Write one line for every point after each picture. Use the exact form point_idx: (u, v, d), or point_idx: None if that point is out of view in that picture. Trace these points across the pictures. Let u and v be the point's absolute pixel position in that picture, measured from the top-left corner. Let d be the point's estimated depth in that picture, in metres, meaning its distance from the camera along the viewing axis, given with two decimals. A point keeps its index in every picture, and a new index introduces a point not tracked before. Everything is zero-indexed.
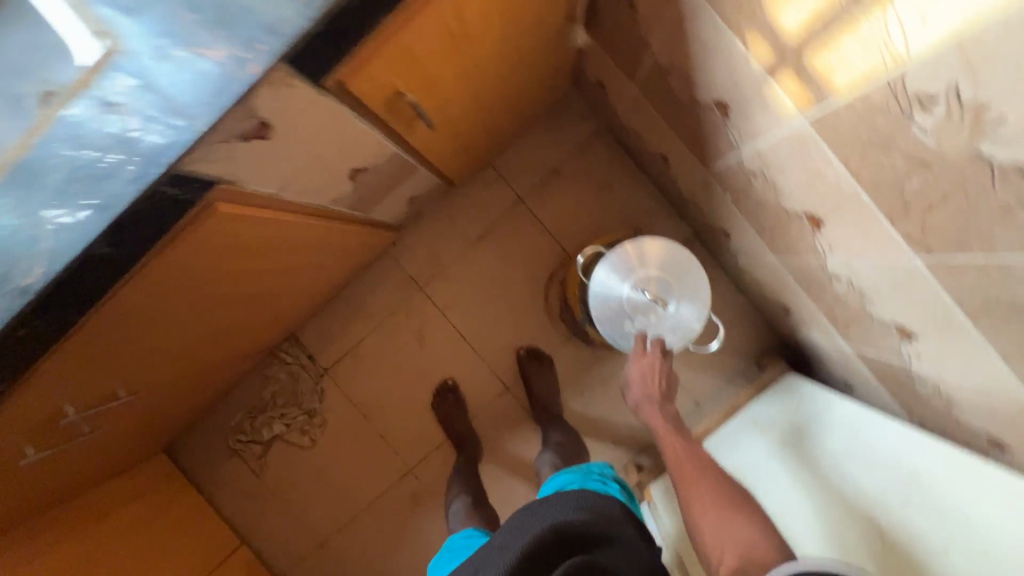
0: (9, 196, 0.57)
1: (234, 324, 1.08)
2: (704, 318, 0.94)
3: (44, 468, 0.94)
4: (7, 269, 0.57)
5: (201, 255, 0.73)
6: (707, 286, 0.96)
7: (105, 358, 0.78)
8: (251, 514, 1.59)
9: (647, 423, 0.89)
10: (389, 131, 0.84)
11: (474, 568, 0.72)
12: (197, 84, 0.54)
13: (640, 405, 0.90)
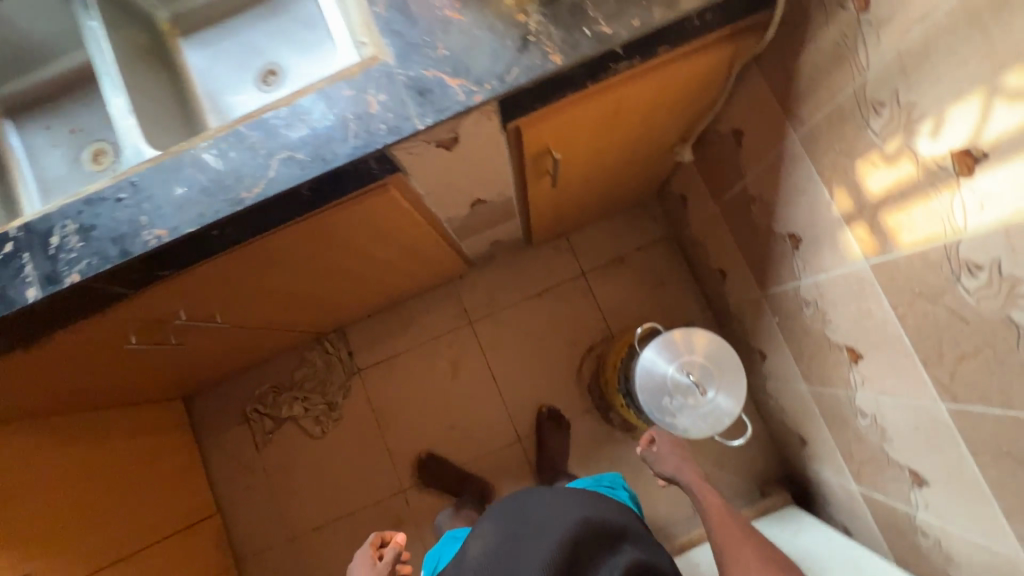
0: (258, 131, 0.72)
1: (321, 296, 1.20)
2: (736, 411, 1.04)
3: (126, 357, 1.05)
4: (233, 183, 0.71)
5: (353, 222, 0.88)
6: (744, 381, 1.05)
7: (236, 280, 0.91)
8: (238, 486, 1.62)
9: (687, 483, 1.01)
10: (520, 176, 1.02)
11: (532, 523, 0.88)
12: (430, 96, 0.70)
13: (678, 473, 1.02)
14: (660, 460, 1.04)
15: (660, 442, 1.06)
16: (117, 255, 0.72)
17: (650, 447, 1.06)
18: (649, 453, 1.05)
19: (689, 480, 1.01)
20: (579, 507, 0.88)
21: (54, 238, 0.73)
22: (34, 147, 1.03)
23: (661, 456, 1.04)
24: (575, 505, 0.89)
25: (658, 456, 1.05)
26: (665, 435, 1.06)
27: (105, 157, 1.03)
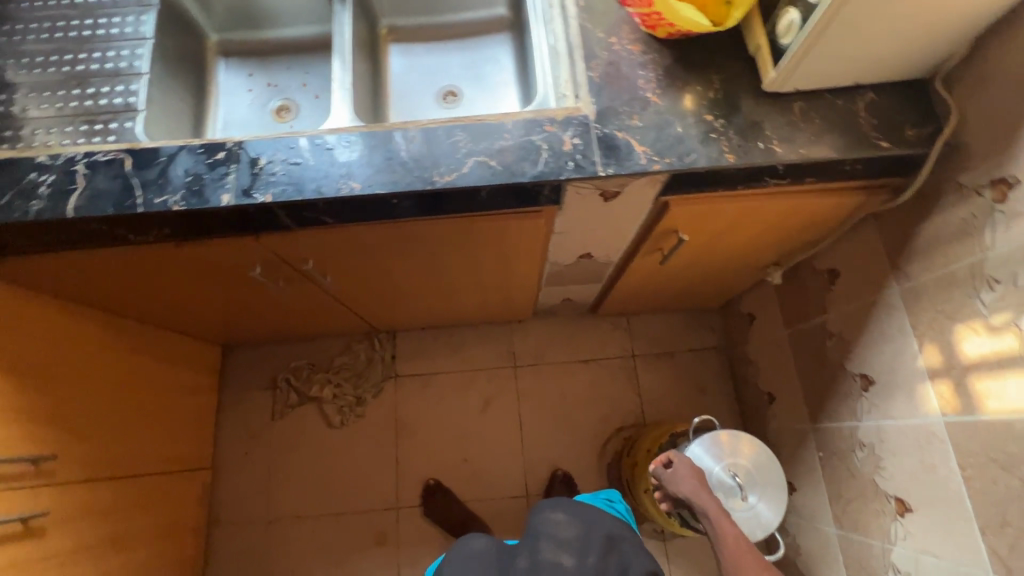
0: (464, 132, 0.83)
1: (411, 293, 1.27)
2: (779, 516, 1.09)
3: (236, 286, 1.09)
4: (430, 166, 0.81)
5: (495, 233, 0.97)
6: (786, 489, 1.10)
7: (372, 250, 0.99)
8: (238, 449, 1.59)
9: (699, 504, 0.98)
10: (636, 245, 1.11)
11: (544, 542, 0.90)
12: (617, 151, 0.82)
13: (693, 495, 1.00)
14: (675, 480, 1.03)
15: (678, 463, 1.05)
16: (311, 191, 0.81)
17: (665, 467, 1.07)
18: (663, 472, 1.06)
19: (706, 507, 0.98)
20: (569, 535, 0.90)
21: (261, 160, 0.82)
22: (231, 85, 1.16)
23: (676, 476, 1.03)
24: (566, 531, 0.91)
25: (672, 476, 1.04)
26: (683, 457, 1.05)
27: (287, 114, 1.15)
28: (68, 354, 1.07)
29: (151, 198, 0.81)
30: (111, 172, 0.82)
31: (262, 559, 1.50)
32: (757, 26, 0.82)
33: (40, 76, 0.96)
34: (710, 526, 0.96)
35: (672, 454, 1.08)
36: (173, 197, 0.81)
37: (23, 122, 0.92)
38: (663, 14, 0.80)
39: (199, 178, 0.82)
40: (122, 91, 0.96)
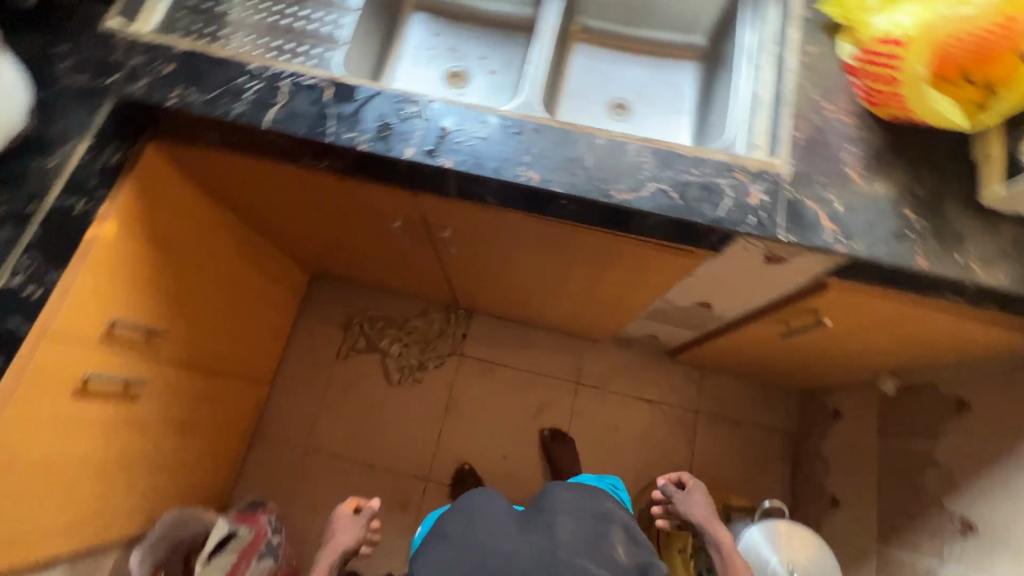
0: (651, 157, 0.82)
1: (518, 285, 1.27)
2: None
3: (367, 229, 1.13)
4: (610, 180, 0.81)
5: (636, 258, 0.96)
6: None
7: (512, 238, 0.99)
8: (298, 373, 1.65)
9: (711, 535, 0.93)
10: (762, 311, 1.08)
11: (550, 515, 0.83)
12: (804, 221, 0.78)
13: (708, 524, 0.94)
14: (687, 507, 0.97)
15: (693, 490, 0.99)
16: (489, 169, 0.81)
17: (677, 488, 1.01)
18: (672, 494, 1.00)
19: (718, 537, 0.93)
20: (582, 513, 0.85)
21: (450, 126, 0.84)
22: (416, 39, 1.18)
23: (691, 503, 0.97)
24: (575, 509, 0.85)
25: (685, 500, 0.98)
26: (699, 485, 1.00)
27: (460, 82, 1.15)
28: (201, 243, 1.13)
29: (342, 132, 0.83)
30: (311, 97, 0.85)
31: (291, 480, 1.56)
32: (995, 137, 0.78)
33: None
34: (720, 558, 0.91)
35: (689, 478, 1.02)
36: (361, 136, 0.83)
37: (233, 24, 0.96)
38: (905, 98, 0.76)
39: (389, 125, 0.84)
40: (329, 19, 1.00)
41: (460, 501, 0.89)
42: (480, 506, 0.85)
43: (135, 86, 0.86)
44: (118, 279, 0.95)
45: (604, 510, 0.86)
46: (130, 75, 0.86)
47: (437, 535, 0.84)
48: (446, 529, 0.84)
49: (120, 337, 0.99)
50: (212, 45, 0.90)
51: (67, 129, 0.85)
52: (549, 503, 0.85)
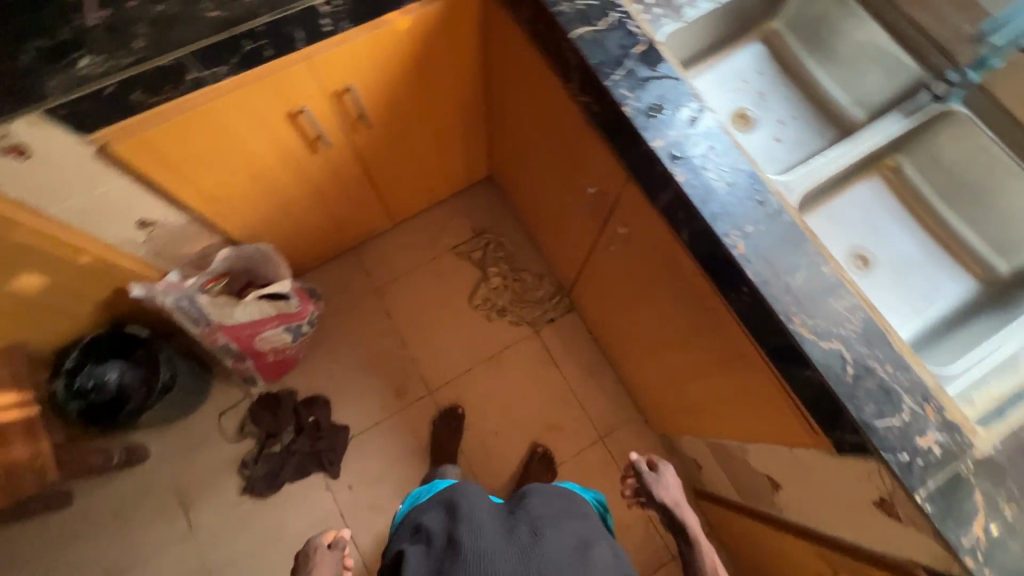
0: (859, 321, 0.72)
1: (632, 320, 1.23)
2: None
3: (566, 175, 1.14)
4: (804, 308, 0.73)
5: (757, 391, 0.87)
6: None
7: (668, 281, 0.95)
8: (417, 233, 1.75)
9: (681, 522, 0.94)
10: (819, 539, 0.95)
11: (529, 511, 0.84)
12: (955, 504, 0.65)
13: (675, 507, 0.95)
14: (661, 489, 0.96)
15: (664, 471, 0.98)
16: (708, 210, 0.77)
17: (648, 468, 0.99)
18: (647, 472, 0.98)
19: (687, 521, 0.94)
20: (560, 512, 0.86)
21: (709, 150, 0.80)
22: (738, 62, 1.13)
23: (661, 485, 0.97)
24: (553, 509, 0.86)
25: (657, 481, 0.97)
26: (669, 467, 0.99)
27: (742, 124, 1.09)
28: (446, 85, 1.23)
29: (621, 85, 0.83)
30: (621, 39, 0.86)
31: (347, 300, 1.69)
32: None
33: None
34: (685, 541, 0.93)
35: (661, 462, 1.00)
36: (632, 100, 0.83)
37: None
38: None
39: (661, 109, 0.82)
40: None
41: (444, 493, 0.88)
42: (467, 500, 0.85)
43: None
44: (380, 62, 1.06)
45: (580, 518, 0.87)
46: None
47: (418, 528, 0.83)
48: (426, 520, 0.84)
49: (344, 104, 1.11)
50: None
51: None
52: (529, 506, 0.86)
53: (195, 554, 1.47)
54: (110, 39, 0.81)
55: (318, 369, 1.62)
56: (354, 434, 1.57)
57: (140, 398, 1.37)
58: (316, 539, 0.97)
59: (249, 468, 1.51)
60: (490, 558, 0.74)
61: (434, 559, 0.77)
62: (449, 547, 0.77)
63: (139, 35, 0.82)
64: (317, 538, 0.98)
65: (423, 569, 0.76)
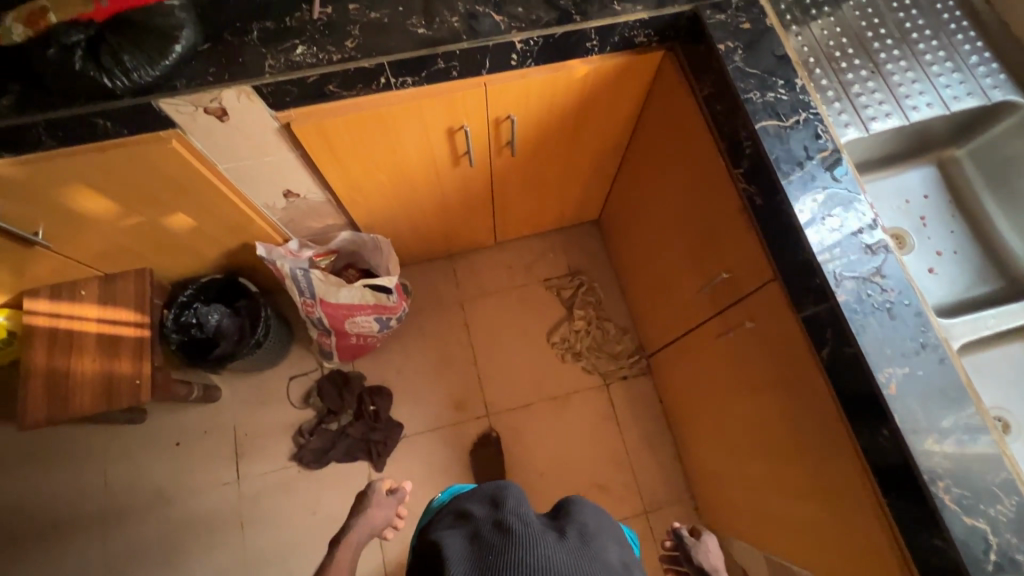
0: (1012, 505, 0.66)
1: (721, 409, 1.18)
2: None
3: (695, 250, 1.12)
4: (950, 474, 0.67)
5: (860, 536, 0.81)
6: None
7: (786, 392, 0.91)
8: (515, 257, 1.78)
9: None
10: None
11: (577, 519, 0.79)
12: None
13: None
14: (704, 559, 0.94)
15: (706, 539, 0.97)
16: (865, 340, 0.73)
17: (690, 534, 0.97)
18: (693, 539, 0.95)
19: None
20: (608, 527, 0.80)
21: (879, 278, 0.76)
22: (905, 181, 1.08)
23: (703, 551, 0.94)
24: (600, 521, 0.81)
25: (699, 547, 0.95)
26: (709, 534, 0.97)
27: (897, 244, 1.05)
28: (594, 132, 1.25)
29: (796, 188, 0.81)
30: (808, 141, 0.83)
31: (433, 303, 1.73)
32: None
33: (861, 31, 1.01)
34: None
35: (702, 527, 0.99)
36: (806, 206, 0.80)
37: (809, 31, 1.01)
38: None
39: (836, 223, 0.79)
40: (873, 97, 0.96)
41: (488, 489, 0.83)
42: (515, 497, 0.78)
43: (713, 14, 0.92)
44: (546, 101, 1.08)
45: (624, 539, 0.82)
46: (718, 4, 0.92)
47: (459, 517, 0.77)
48: (467, 510, 0.78)
49: (499, 130, 1.14)
50: (777, 24, 0.93)
51: None
52: (575, 515, 0.79)
53: (235, 504, 1.53)
54: (329, 37, 0.90)
55: (390, 361, 1.66)
56: (407, 433, 1.60)
57: (230, 343, 1.46)
58: (380, 484, 1.14)
59: (304, 437, 1.56)
60: (543, 553, 0.67)
61: (479, 541, 0.69)
62: (499, 534, 0.70)
63: (353, 37, 0.90)
64: (381, 481, 1.14)
65: (464, 552, 0.69)
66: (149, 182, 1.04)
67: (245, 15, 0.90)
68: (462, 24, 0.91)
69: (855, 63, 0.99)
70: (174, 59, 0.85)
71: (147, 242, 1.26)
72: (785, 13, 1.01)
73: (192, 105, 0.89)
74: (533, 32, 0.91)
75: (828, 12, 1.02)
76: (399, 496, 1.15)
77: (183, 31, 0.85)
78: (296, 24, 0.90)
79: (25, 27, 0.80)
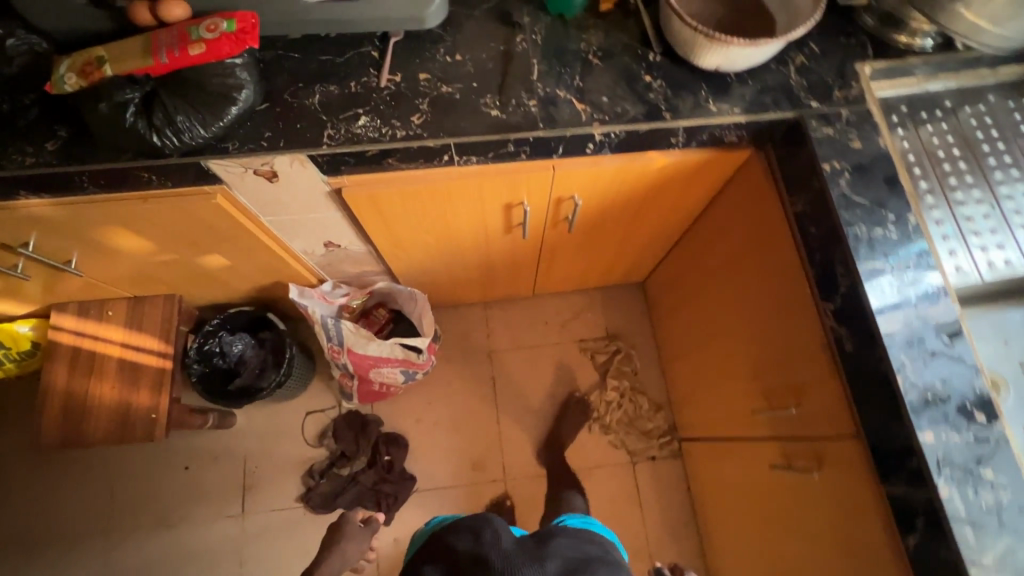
0: None
1: (762, 534, 1.08)
2: None
3: (756, 363, 1.02)
4: None
5: None
6: None
7: (850, 557, 0.81)
8: (552, 312, 1.70)
9: None
10: None
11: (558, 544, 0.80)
12: None
13: None
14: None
15: None
16: (969, 549, 0.63)
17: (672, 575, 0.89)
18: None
19: None
20: (590, 551, 0.82)
21: (990, 472, 0.66)
22: (1012, 318, 0.96)
23: None
24: (581, 546, 0.82)
25: None
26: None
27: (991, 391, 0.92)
28: (659, 213, 1.15)
29: (902, 347, 0.71)
30: (917, 291, 0.73)
31: (461, 351, 1.65)
32: None
33: (978, 151, 0.91)
34: None
35: (684, 567, 0.92)
36: (909, 370, 0.70)
37: (920, 147, 0.91)
38: None
39: (944, 397, 0.69)
40: (986, 227, 0.88)
41: (469, 519, 0.82)
42: (492, 531, 0.78)
43: (820, 126, 0.82)
44: (615, 185, 1.00)
45: (606, 556, 0.83)
46: (826, 116, 0.83)
47: (442, 550, 0.78)
48: (452, 541, 0.78)
49: (560, 208, 1.06)
50: (890, 143, 0.83)
51: (745, 98, 0.84)
52: (555, 544, 0.80)
53: (237, 540, 1.48)
54: (394, 108, 0.83)
55: (409, 409, 1.60)
56: (419, 488, 1.53)
57: (251, 375, 1.43)
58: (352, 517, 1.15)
59: (314, 479, 1.51)
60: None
61: None
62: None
63: (420, 112, 0.83)
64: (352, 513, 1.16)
65: None
66: (188, 228, 0.99)
67: (309, 78, 0.85)
68: (540, 110, 0.83)
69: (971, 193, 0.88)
70: (230, 120, 0.79)
71: (180, 276, 1.22)
72: (896, 125, 0.91)
73: (241, 166, 0.83)
74: (615, 126, 0.82)
75: (944, 125, 0.92)
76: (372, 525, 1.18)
77: (242, 91, 0.79)
78: (362, 91, 0.84)
79: (76, 76, 0.75)
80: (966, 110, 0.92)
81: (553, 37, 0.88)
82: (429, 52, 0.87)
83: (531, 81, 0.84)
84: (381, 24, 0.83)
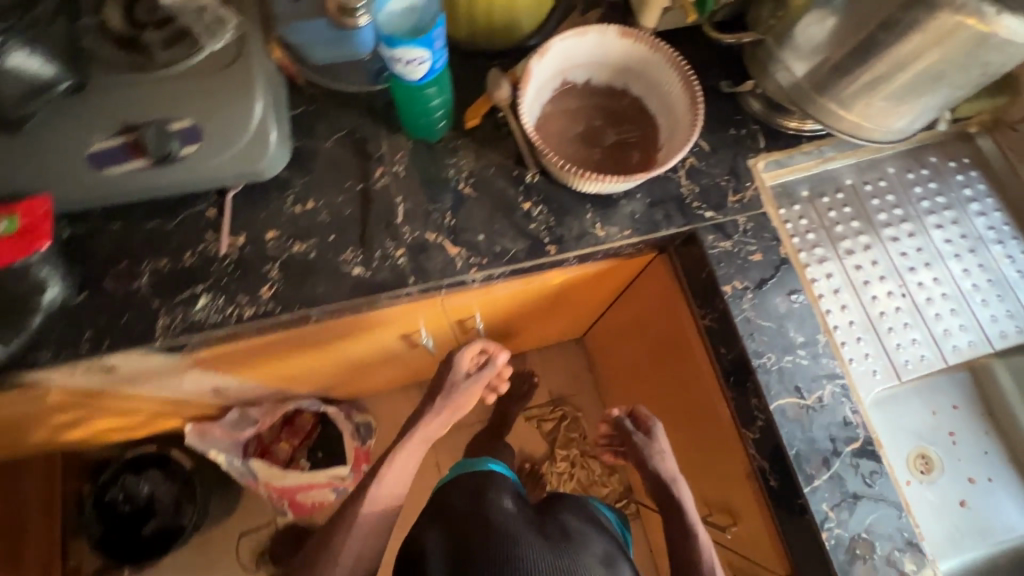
0: None
1: None
2: None
3: (690, 466, 0.96)
4: None
5: None
6: None
7: None
8: (491, 382, 1.61)
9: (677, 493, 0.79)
10: None
11: (563, 511, 0.78)
12: None
13: (666, 471, 0.81)
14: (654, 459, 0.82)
15: (656, 433, 0.84)
16: None
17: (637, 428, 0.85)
18: (641, 438, 0.83)
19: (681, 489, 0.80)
20: (590, 519, 0.79)
21: None
22: (935, 386, 0.93)
23: (650, 447, 0.83)
24: (586, 515, 0.79)
25: (642, 442, 0.83)
26: (658, 431, 0.84)
27: (921, 470, 0.90)
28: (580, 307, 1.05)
29: (828, 499, 0.66)
30: (834, 427, 0.68)
31: None
32: None
33: (885, 235, 0.84)
34: (679, 517, 0.78)
35: (652, 418, 0.86)
36: (836, 526, 0.65)
37: (826, 239, 0.82)
38: None
39: (872, 549, 0.65)
40: (903, 331, 0.80)
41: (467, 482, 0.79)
42: (495, 493, 0.76)
43: (717, 240, 0.75)
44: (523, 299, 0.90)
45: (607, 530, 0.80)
46: (721, 227, 0.76)
47: (439, 507, 0.76)
48: (449, 498, 0.77)
49: (462, 325, 0.97)
50: (791, 249, 0.77)
51: (634, 217, 0.76)
52: (558, 511, 0.77)
53: None
54: (240, 282, 0.71)
55: None
56: None
57: (165, 517, 1.28)
58: (458, 361, 0.84)
59: None
60: (523, 557, 0.66)
61: (458, 535, 0.70)
62: (476, 523, 0.70)
63: (270, 282, 0.72)
64: (471, 349, 0.84)
65: (444, 552, 0.68)
66: (30, 418, 0.85)
67: (134, 254, 0.72)
68: (409, 261, 0.73)
69: (880, 283, 0.81)
70: (37, 326, 0.67)
71: (52, 442, 1.06)
72: (798, 214, 0.83)
73: (65, 371, 0.70)
74: (495, 268, 0.73)
75: (847, 207, 0.84)
76: (490, 362, 0.85)
77: (47, 290, 0.67)
78: (198, 263, 0.72)
79: None
80: (867, 187, 0.85)
81: (418, 164, 0.77)
82: (277, 200, 0.75)
83: (396, 225, 0.74)
84: (210, 182, 0.71)
